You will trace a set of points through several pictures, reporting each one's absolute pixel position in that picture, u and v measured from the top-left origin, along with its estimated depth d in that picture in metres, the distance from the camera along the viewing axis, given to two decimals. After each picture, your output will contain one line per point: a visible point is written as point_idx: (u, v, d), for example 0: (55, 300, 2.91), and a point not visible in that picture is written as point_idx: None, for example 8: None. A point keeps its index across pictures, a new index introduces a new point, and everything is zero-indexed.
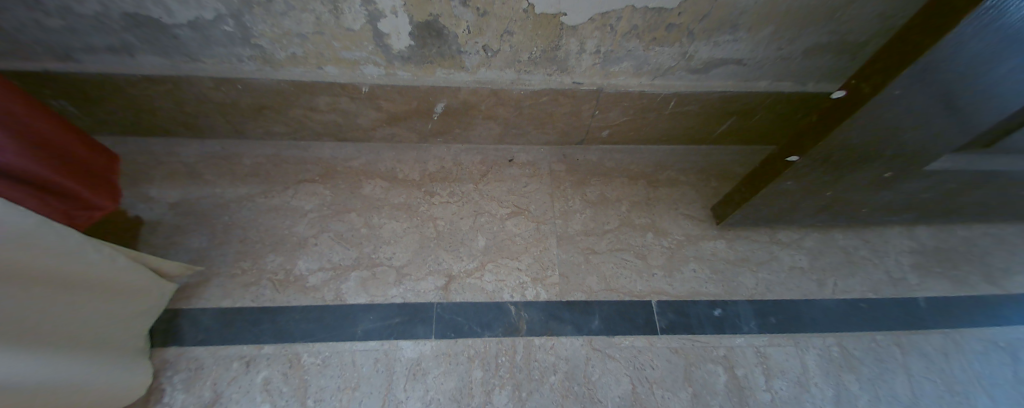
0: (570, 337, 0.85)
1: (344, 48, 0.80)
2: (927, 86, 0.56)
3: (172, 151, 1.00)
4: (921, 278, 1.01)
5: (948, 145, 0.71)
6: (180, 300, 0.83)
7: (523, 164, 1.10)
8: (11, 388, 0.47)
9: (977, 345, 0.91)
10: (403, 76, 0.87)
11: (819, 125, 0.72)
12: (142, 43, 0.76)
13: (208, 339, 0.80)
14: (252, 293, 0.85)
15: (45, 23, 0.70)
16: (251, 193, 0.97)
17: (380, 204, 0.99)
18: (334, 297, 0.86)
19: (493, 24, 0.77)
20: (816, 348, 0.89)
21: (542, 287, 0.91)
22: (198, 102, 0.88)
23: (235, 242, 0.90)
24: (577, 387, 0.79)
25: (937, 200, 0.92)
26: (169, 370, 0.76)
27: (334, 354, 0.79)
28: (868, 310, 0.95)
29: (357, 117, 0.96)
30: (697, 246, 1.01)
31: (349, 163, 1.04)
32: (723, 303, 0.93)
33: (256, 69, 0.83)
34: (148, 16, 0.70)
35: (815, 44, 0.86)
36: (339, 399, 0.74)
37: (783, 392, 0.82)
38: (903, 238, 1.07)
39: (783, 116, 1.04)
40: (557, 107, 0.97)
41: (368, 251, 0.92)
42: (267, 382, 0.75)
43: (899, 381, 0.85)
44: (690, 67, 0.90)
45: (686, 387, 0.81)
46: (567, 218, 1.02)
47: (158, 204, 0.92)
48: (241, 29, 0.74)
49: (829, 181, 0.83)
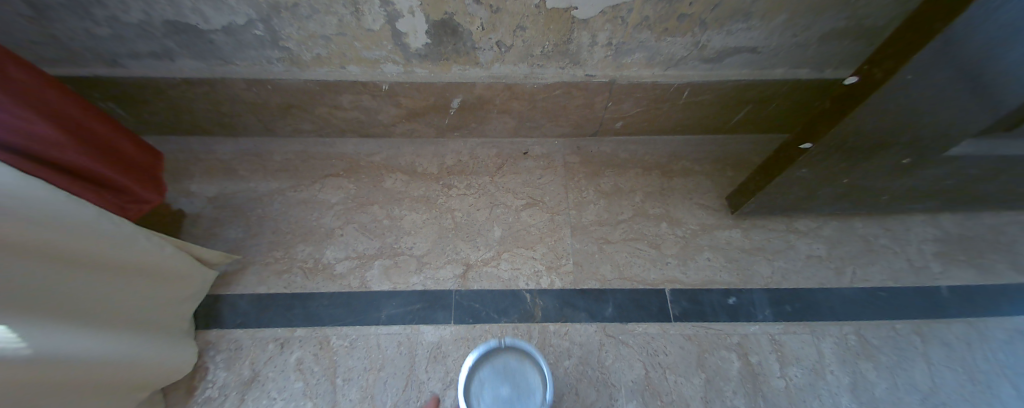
0: (583, 323, 0.88)
1: (365, 48, 0.83)
2: (946, 68, 0.56)
3: (209, 149, 1.07)
4: (946, 267, 0.98)
5: (972, 129, 0.69)
6: (220, 287, 0.90)
7: (537, 156, 1.12)
8: (60, 363, 0.51)
9: (1002, 334, 0.89)
10: (421, 73, 0.90)
11: (832, 111, 0.72)
12: (181, 48, 0.81)
13: (245, 322, 0.86)
14: (285, 280, 0.91)
15: (96, 32, 0.76)
16: (281, 187, 1.03)
17: (401, 196, 1.03)
18: (359, 284, 0.91)
19: (505, 20, 0.79)
20: (833, 336, 0.89)
21: (556, 275, 0.94)
22: (231, 102, 0.94)
23: (268, 233, 0.96)
24: (591, 371, 0.82)
25: (963, 186, 0.90)
26: (212, 350, 0.83)
27: (361, 337, 0.85)
28: (886, 298, 0.94)
29: (378, 113, 1.00)
30: (711, 235, 1.01)
31: (371, 158, 1.09)
32: (737, 291, 0.94)
33: (284, 70, 0.88)
34: (186, 22, 0.75)
35: (832, 30, 0.84)
36: (366, 379, 0.80)
37: (798, 379, 0.83)
38: (927, 227, 1.04)
39: (801, 103, 1.03)
40: (570, 100, 0.99)
41: (390, 242, 0.96)
42: (300, 362, 0.81)
43: (918, 369, 0.85)
44: (703, 56, 0.90)
45: (699, 373, 0.83)
46: (581, 208, 1.04)
47: (198, 199, 0.99)
48: (270, 32, 0.78)
49: (846, 167, 0.83)
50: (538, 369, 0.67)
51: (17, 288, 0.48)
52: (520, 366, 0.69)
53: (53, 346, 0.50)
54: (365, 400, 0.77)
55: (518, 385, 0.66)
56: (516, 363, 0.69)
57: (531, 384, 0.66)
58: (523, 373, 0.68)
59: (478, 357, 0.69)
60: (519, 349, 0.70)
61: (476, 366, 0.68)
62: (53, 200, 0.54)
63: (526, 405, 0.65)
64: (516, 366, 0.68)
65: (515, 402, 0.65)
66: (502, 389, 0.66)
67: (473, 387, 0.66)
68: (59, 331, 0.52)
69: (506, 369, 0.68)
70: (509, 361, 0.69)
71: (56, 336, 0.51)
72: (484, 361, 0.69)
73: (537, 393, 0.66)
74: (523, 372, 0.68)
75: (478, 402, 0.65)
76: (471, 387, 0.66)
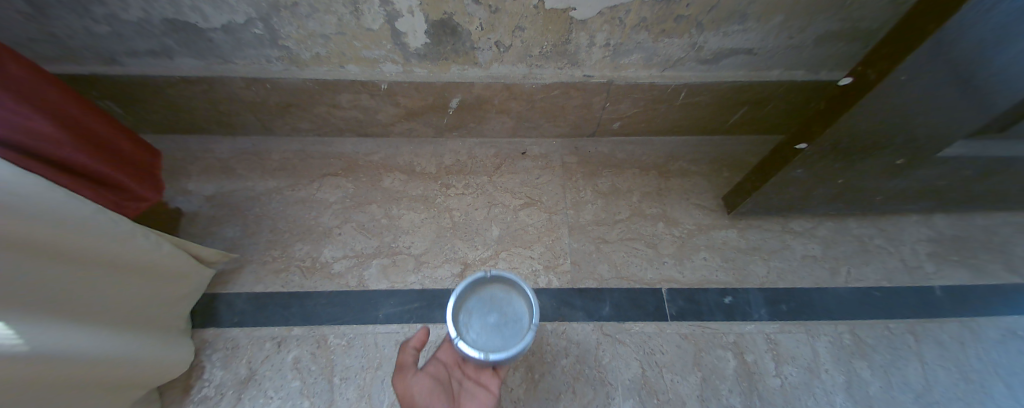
0: (580, 322, 0.89)
1: (364, 47, 0.83)
2: (937, 70, 0.57)
3: (207, 147, 1.06)
4: (938, 267, 1.00)
5: (964, 130, 0.70)
6: (217, 285, 0.90)
7: (535, 156, 1.13)
8: (57, 361, 0.51)
9: (994, 334, 0.91)
10: (420, 72, 0.90)
11: (827, 112, 0.72)
12: (179, 47, 0.81)
13: (243, 321, 0.86)
14: (282, 279, 0.91)
15: (94, 30, 0.76)
16: (279, 186, 1.03)
17: (400, 195, 1.03)
18: (357, 283, 0.91)
19: (505, 20, 0.79)
20: (828, 335, 0.90)
21: (554, 275, 0.94)
22: (229, 101, 0.94)
23: (266, 232, 0.96)
24: (588, 370, 0.83)
25: (956, 186, 0.91)
26: (209, 348, 0.83)
27: (359, 336, 0.85)
28: (880, 298, 0.95)
29: (377, 113, 1.01)
30: (708, 235, 1.02)
31: (369, 157, 1.09)
32: (733, 290, 0.94)
33: (283, 68, 0.88)
34: (185, 21, 0.75)
35: (827, 32, 0.85)
36: (363, 377, 0.80)
37: (793, 378, 0.84)
38: (921, 227, 1.05)
39: (796, 104, 1.04)
40: (568, 100, 1.00)
41: (388, 241, 0.97)
42: (298, 361, 0.81)
43: (912, 369, 0.85)
44: (700, 58, 0.90)
45: (695, 372, 0.84)
46: (578, 208, 1.04)
47: (195, 197, 0.99)
48: (269, 31, 0.78)
49: (841, 168, 0.84)
50: (527, 296, 0.60)
51: (17, 284, 0.48)
52: (507, 296, 0.61)
53: (51, 344, 0.50)
54: (363, 398, 0.78)
55: (506, 314, 0.59)
56: (503, 293, 0.62)
57: (520, 312, 0.60)
58: (511, 302, 0.61)
59: (465, 288, 0.60)
60: (505, 279, 0.62)
61: (462, 297, 0.60)
62: (54, 197, 0.54)
63: (516, 332, 0.58)
64: (503, 296, 0.61)
65: (504, 329, 0.58)
66: (490, 318, 0.59)
67: (459, 318, 0.59)
68: (55, 328, 0.52)
69: (493, 299, 0.61)
70: (495, 291, 0.62)
71: (52, 334, 0.51)
72: (470, 291, 0.61)
73: (527, 320, 0.59)
74: (511, 302, 0.61)
75: (466, 333, 0.57)
76: (458, 319, 0.58)
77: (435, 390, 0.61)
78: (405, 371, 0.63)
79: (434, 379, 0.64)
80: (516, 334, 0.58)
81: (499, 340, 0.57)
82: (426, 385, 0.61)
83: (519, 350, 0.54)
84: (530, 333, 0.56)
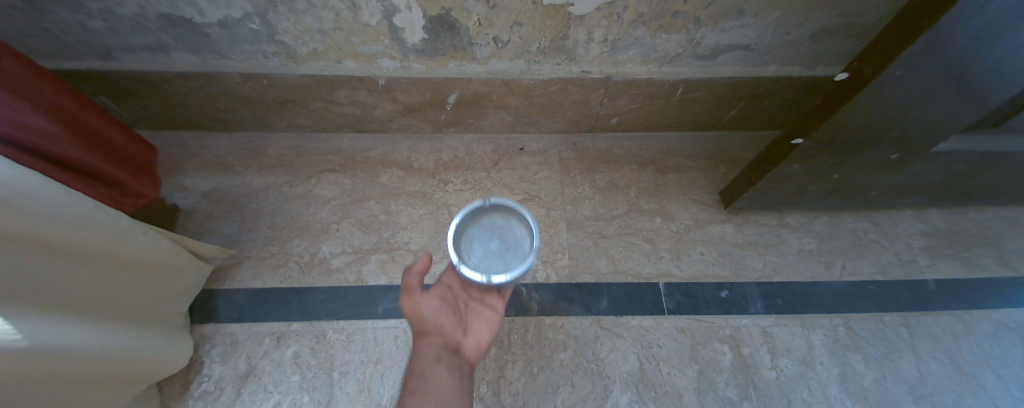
0: (579, 317, 0.89)
1: (362, 42, 0.83)
2: (932, 65, 0.57)
3: (204, 143, 1.06)
4: (932, 261, 1.01)
5: (958, 125, 0.71)
6: (216, 281, 0.90)
7: (533, 153, 1.13)
8: (56, 359, 0.51)
9: (986, 326, 0.92)
10: (418, 68, 0.90)
11: (823, 107, 0.73)
12: (175, 42, 0.81)
13: (242, 316, 0.86)
14: (281, 274, 0.91)
15: (89, 25, 0.76)
16: (277, 182, 1.02)
17: (398, 191, 1.03)
18: (356, 279, 0.91)
19: (503, 15, 0.78)
20: (823, 328, 0.91)
21: (552, 269, 0.95)
22: (226, 96, 0.93)
23: (264, 228, 0.96)
24: (586, 363, 0.84)
25: (950, 181, 0.92)
26: (208, 344, 0.83)
27: (358, 331, 0.85)
28: (875, 292, 0.96)
29: (375, 109, 1.01)
30: (705, 230, 1.03)
31: (367, 153, 1.09)
32: (730, 285, 0.95)
33: (281, 64, 0.87)
34: (180, 16, 0.74)
35: (824, 28, 0.85)
36: (363, 371, 0.80)
37: (788, 370, 0.85)
38: (915, 222, 1.06)
39: (792, 100, 1.05)
40: (566, 96, 1.00)
41: (387, 237, 0.97)
42: (297, 355, 0.82)
43: (906, 361, 0.87)
44: (698, 53, 0.90)
45: (692, 365, 0.85)
46: (576, 204, 1.05)
47: (193, 193, 0.99)
48: (266, 26, 0.78)
49: (836, 163, 0.84)
50: (527, 221, 0.57)
51: (16, 282, 0.48)
52: (507, 223, 0.59)
53: (50, 341, 0.50)
54: (363, 393, 0.78)
55: (507, 240, 0.58)
56: (502, 221, 0.59)
57: (522, 238, 0.57)
58: (511, 228, 0.59)
59: (464, 216, 0.57)
60: (504, 206, 0.59)
61: (463, 225, 0.58)
62: (53, 194, 0.54)
63: (518, 255, 0.56)
64: (503, 224, 0.59)
65: (506, 254, 0.56)
66: (491, 244, 0.57)
67: (460, 245, 0.57)
68: (55, 325, 0.52)
69: (493, 226, 0.59)
70: (495, 219, 0.60)
71: (52, 330, 0.51)
72: (470, 219, 0.59)
73: (529, 245, 0.57)
74: (511, 229, 0.59)
75: (468, 259, 0.56)
76: (459, 245, 0.57)
77: (444, 310, 0.59)
78: (411, 293, 0.59)
79: (441, 299, 0.61)
80: (517, 257, 0.56)
81: (500, 264, 0.55)
82: (435, 306, 0.59)
83: (521, 270, 0.53)
84: (533, 255, 0.53)
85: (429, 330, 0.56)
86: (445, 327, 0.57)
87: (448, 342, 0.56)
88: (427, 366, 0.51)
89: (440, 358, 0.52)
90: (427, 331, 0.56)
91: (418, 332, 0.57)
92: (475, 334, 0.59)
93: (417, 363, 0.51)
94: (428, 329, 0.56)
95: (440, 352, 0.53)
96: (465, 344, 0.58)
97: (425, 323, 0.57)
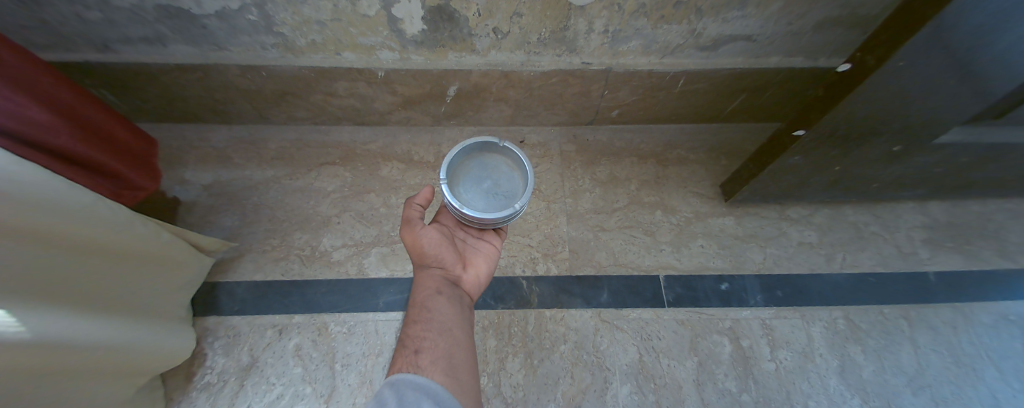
0: (579, 309, 0.90)
1: (361, 34, 0.82)
2: (937, 56, 0.56)
3: (204, 136, 1.06)
4: (933, 253, 1.01)
5: (962, 116, 0.70)
6: (217, 274, 0.90)
7: (533, 145, 1.12)
8: (63, 349, 0.52)
9: (987, 319, 0.92)
10: (417, 60, 0.90)
11: (826, 98, 0.71)
12: (173, 34, 0.80)
13: (243, 309, 0.87)
14: (282, 267, 0.91)
15: (86, 16, 0.75)
16: (277, 175, 1.02)
17: (398, 184, 1.03)
18: (357, 271, 0.91)
19: (502, 6, 0.77)
20: (823, 321, 0.91)
21: (552, 262, 0.95)
22: (224, 88, 0.93)
23: (265, 221, 0.96)
24: (586, 356, 0.84)
25: (953, 172, 0.91)
26: (211, 336, 0.84)
27: (359, 323, 0.85)
28: (875, 284, 0.96)
29: (375, 101, 1.00)
30: (705, 222, 1.03)
31: (367, 146, 1.08)
32: (730, 277, 0.96)
33: (279, 56, 0.87)
34: (178, 7, 0.73)
35: (827, 19, 0.84)
36: (365, 363, 0.81)
37: (788, 362, 0.85)
38: (916, 214, 1.06)
39: (794, 92, 1.04)
40: (566, 88, 0.99)
41: (387, 230, 0.96)
42: (299, 348, 0.82)
43: (905, 353, 0.87)
44: (699, 44, 0.89)
45: (692, 357, 0.85)
46: (577, 197, 1.05)
47: (193, 187, 0.99)
48: (264, 17, 0.77)
49: (838, 155, 0.84)
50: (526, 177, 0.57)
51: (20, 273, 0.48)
52: (510, 173, 0.60)
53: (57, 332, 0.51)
54: (365, 384, 0.79)
55: (501, 187, 0.59)
56: (507, 169, 0.60)
57: (515, 190, 0.59)
58: (510, 178, 0.60)
59: (476, 143, 0.59)
60: (513, 156, 0.60)
61: (471, 151, 0.60)
62: (56, 188, 0.54)
63: (501, 204, 0.57)
64: (506, 171, 0.60)
65: (492, 199, 0.58)
66: (484, 183, 0.59)
67: (459, 167, 0.59)
68: (62, 316, 0.52)
69: (495, 169, 0.60)
70: (500, 164, 0.61)
71: (59, 321, 0.52)
72: (478, 150, 0.61)
73: (519, 198, 0.58)
74: (510, 179, 0.60)
75: (459, 185, 0.58)
76: (456, 166, 0.59)
77: (446, 244, 0.60)
78: (412, 226, 0.58)
79: (442, 233, 0.61)
80: (499, 205, 0.57)
81: (481, 203, 0.57)
82: (437, 239, 0.59)
83: (492, 216, 0.54)
84: (518, 206, 0.55)
85: (430, 263, 0.59)
86: (446, 260, 0.59)
87: (448, 275, 0.58)
88: (428, 297, 0.53)
89: (440, 290, 0.55)
90: (427, 263, 0.58)
91: (418, 264, 0.59)
92: (474, 268, 0.62)
93: (419, 294, 0.54)
94: (429, 262, 0.59)
95: (440, 285, 0.56)
96: (465, 278, 0.60)
97: (427, 255, 0.58)
